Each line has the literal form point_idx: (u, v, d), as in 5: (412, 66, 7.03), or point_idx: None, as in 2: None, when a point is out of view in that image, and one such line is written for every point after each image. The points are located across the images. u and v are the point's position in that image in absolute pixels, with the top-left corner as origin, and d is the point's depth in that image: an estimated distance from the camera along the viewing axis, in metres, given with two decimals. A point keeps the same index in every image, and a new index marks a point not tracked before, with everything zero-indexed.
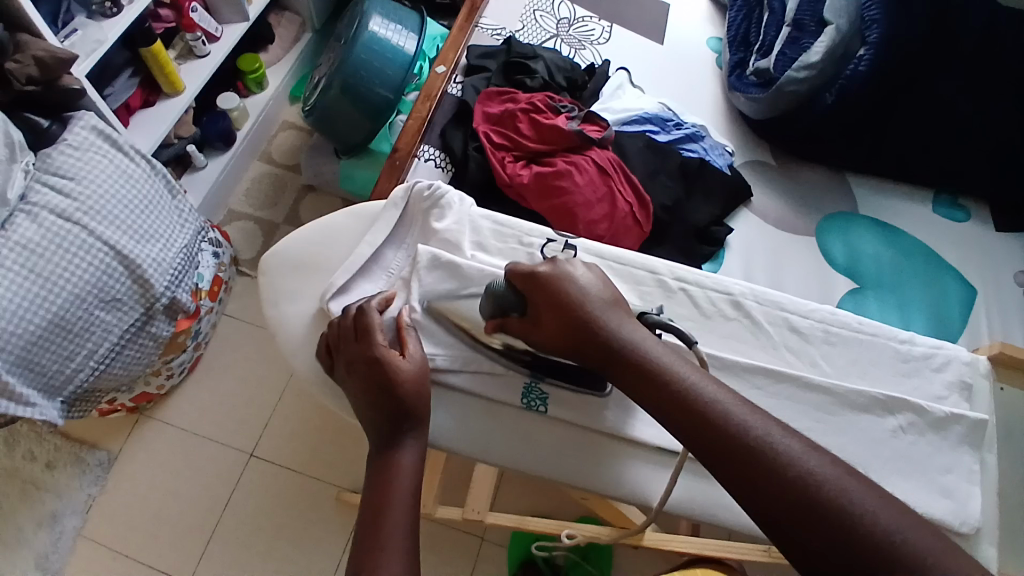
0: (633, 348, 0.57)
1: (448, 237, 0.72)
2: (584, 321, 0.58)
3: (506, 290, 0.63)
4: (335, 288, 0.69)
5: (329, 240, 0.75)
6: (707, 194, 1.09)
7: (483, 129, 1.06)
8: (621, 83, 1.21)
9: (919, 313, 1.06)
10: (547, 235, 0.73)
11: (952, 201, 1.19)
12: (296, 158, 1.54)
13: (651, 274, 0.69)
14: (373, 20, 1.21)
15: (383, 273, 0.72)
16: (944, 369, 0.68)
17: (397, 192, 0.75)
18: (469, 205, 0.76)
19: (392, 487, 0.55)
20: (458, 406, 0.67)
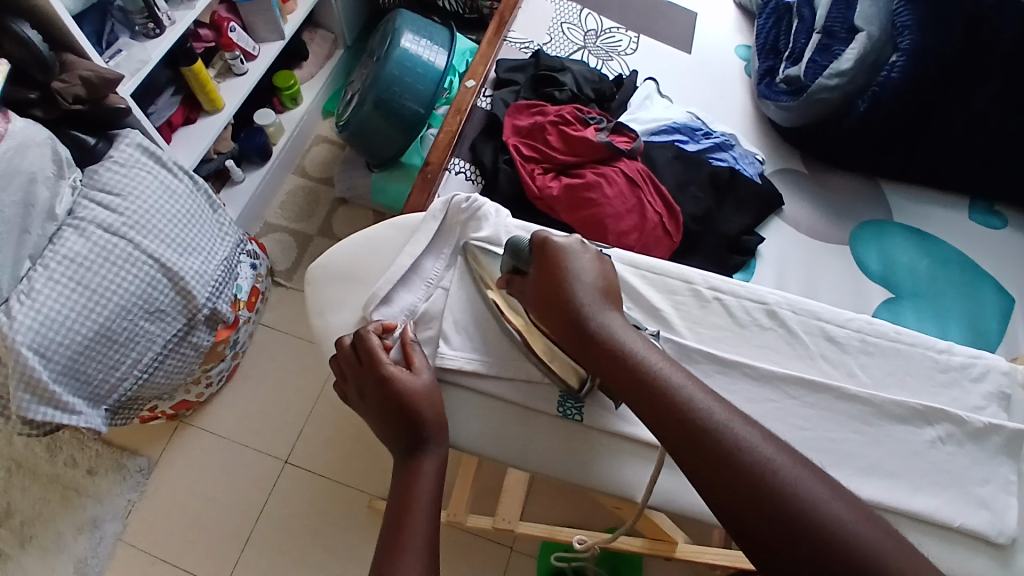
0: (605, 332, 0.59)
1: (485, 248, 0.73)
2: (571, 301, 0.61)
3: (524, 250, 0.67)
4: (379, 298, 0.71)
5: (370, 251, 0.77)
6: (735, 202, 1.09)
7: (513, 141, 1.07)
8: (649, 94, 1.22)
9: (956, 323, 1.04)
10: None
11: (988, 207, 1.17)
12: (328, 171, 1.58)
13: (685, 283, 0.70)
14: (405, 37, 1.24)
15: (422, 283, 0.73)
16: (983, 380, 0.66)
17: (436, 204, 0.76)
18: (505, 217, 0.77)
19: (416, 488, 0.57)
20: (491, 413, 0.68)
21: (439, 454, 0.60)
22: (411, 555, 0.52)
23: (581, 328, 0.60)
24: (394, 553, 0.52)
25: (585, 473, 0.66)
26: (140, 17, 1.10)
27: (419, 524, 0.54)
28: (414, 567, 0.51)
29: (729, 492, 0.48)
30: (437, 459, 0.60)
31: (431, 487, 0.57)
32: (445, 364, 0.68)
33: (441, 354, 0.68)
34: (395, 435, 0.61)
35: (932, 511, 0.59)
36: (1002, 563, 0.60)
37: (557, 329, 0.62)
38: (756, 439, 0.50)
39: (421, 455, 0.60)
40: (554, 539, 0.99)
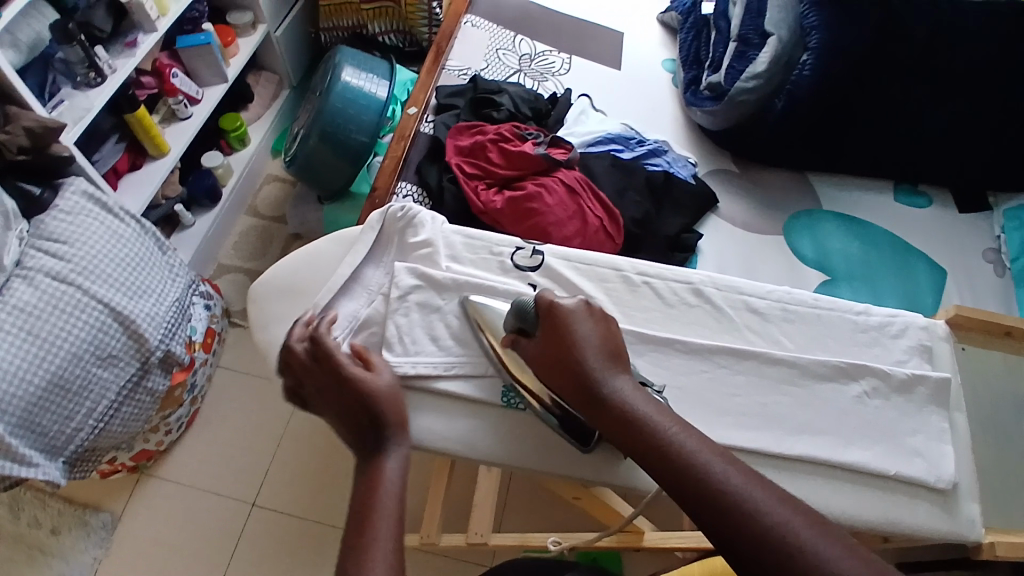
0: (619, 399, 0.56)
1: (423, 253, 0.75)
2: (579, 369, 0.59)
3: (530, 311, 0.64)
4: (319, 306, 0.72)
5: (313, 266, 0.78)
6: (673, 202, 1.14)
7: (455, 161, 1.10)
8: (584, 109, 1.28)
9: (891, 298, 1.11)
10: (515, 243, 0.76)
11: (913, 188, 1.26)
12: (280, 209, 1.59)
13: (615, 271, 0.73)
14: (345, 70, 1.28)
15: (363, 291, 0.74)
16: (903, 336, 0.71)
17: (372, 217, 0.78)
18: (441, 223, 0.78)
19: (382, 480, 0.57)
20: (439, 409, 0.68)
21: (408, 444, 0.61)
22: (378, 545, 0.51)
23: (590, 399, 0.58)
24: (360, 543, 0.51)
25: (552, 462, 0.67)
26: (81, 66, 1.11)
27: (387, 506, 0.54)
28: (381, 554, 0.50)
29: (687, 500, 0.49)
30: (406, 448, 0.61)
31: (398, 475, 0.58)
32: (393, 369, 0.68)
33: (389, 360, 0.68)
34: (359, 435, 0.62)
35: (866, 463, 0.63)
36: (942, 509, 0.63)
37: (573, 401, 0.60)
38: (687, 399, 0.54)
39: (389, 445, 0.60)
40: (528, 547, 0.99)
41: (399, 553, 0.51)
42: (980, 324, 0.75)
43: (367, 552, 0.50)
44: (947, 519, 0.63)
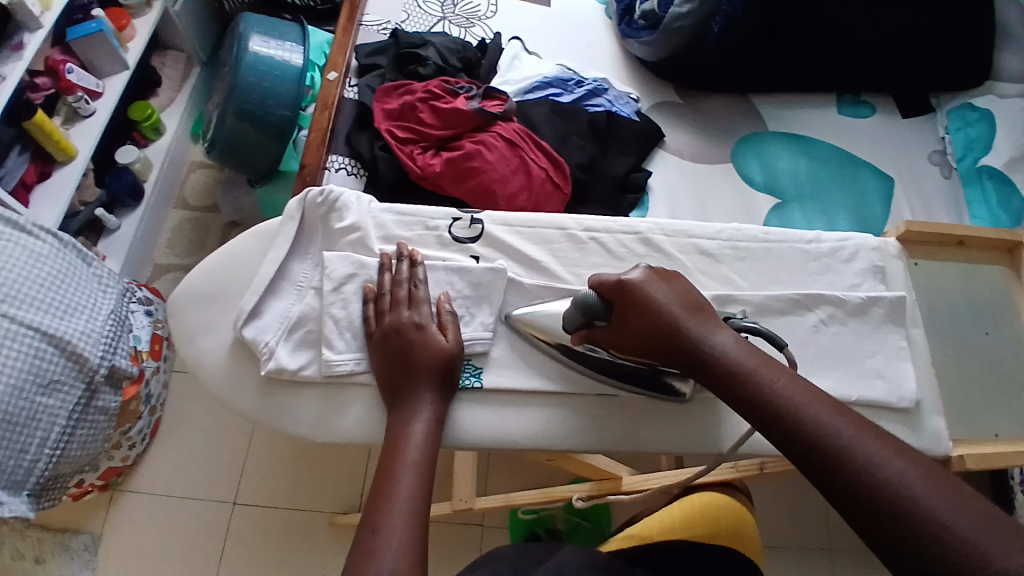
0: (722, 356, 0.54)
1: (353, 239, 0.66)
2: (674, 333, 0.55)
3: (596, 301, 0.59)
4: (245, 313, 0.63)
5: (232, 268, 0.67)
6: (619, 144, 1.11)
7: (385, 126, 1.03)
8: (516, 53, 1.20)
9: (842, 213, 1.12)
10: (451, 214, 0.70)
11: (855, 99, 1.25)
12: (210, 198, 1.50)
13: (560, 230, 0.70)
14: (253, 40, 1.18)
15: (293, 288, 0.65)
16: (855, 259, 0.70)
17: (290, 206, 0.67)
18: (368, 202, 0.69)
19: (397, 465, 0.53)
20: (473, 406, 0.63)
21: (428, 419, 0.57)
22: (393, 532, 0.47)
23: (687, 356, 0.55)
24: (374, 533, 0.47)
25: (535, 433, 0.63)
26: None
27: (405, 485, 0.51)
28: (396, 541, 0.46)
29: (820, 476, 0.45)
30: (427, 420, 0.57)
31: (420, 449, 0.55)
32: (336, 368, 0.61)
33: (329, 358, 0.61)
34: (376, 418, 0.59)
35: (830, 392, 0.63)
36: (907, 426, 0.64)
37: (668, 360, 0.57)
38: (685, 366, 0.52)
39: (410, 420, 0.57)
40: (513, 506, 0.99)
41: (418, 531, 0.48)
42: (928, 235, 0.75)
43: (385, 529, 0.47)
44: (912, 435, 0.64)
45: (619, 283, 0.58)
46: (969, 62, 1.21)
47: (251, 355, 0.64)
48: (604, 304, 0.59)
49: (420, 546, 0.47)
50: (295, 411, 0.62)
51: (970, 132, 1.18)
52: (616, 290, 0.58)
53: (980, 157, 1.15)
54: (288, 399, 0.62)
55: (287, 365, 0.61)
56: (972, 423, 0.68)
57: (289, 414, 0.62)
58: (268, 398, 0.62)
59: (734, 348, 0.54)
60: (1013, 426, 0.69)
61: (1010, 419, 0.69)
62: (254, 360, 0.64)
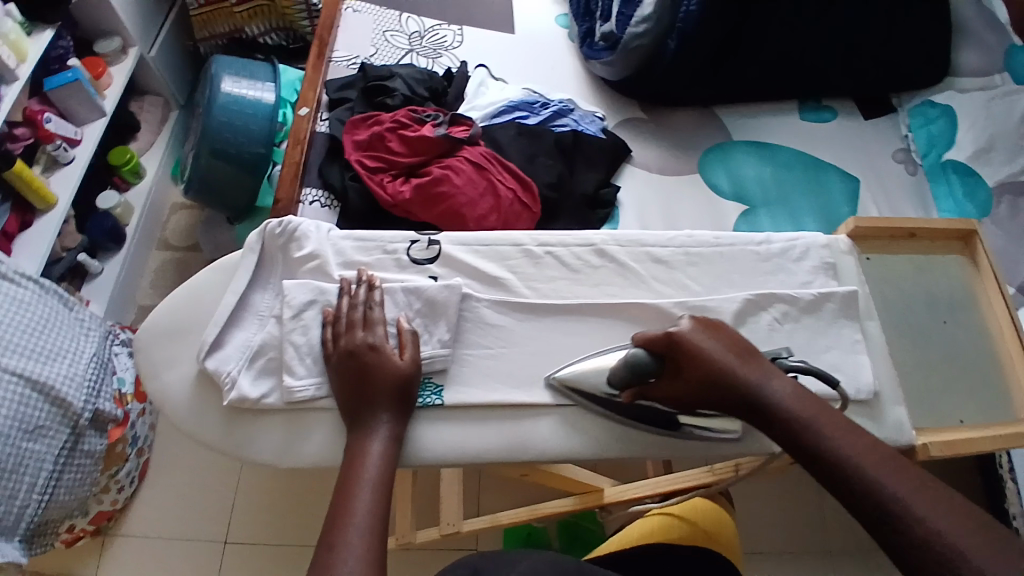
0: (774, 404, 0.55)
1: (312, 267, 0.67)
2: (728, 382, 0.57)
3: (645, 359, 0.59)
4: (206, 344, 0.64)
5: (194, 302, 0.69)
6: (586, 161, 1.13)
7: (356, 157, 1.04)
8: (482, 80, 1.24)
9: (810, 216, 1.14)
10: (409, 236, 0.71)
11: (817, 105, 1.28)
12: (192, 237, 1.52)
13: (517, 247, 0.71)
14: (225, 82, 1.21)
15: (255, 319, 0.66)
16: (806, 257, 0.72)
17: (250, 238, 0.69)
18: (327, 230, 0.71)
19: (357, 481, 0.54)
20: (438, 425, 0.63)
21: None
22: (349, 551, 0.48)
23: (737, 402, 0.56)
24: (329, 552, 0.48)
25: (608, 447, 0.64)
26: None
27: (362, 503, 0.53)
28: (351, 557, 0.48)
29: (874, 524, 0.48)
30: (385, 439, 0.58)
31: (378, 467, 0.56)
32: (297, 395, 0.62)
33: (290, 384, 0.61)
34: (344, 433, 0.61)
35: None
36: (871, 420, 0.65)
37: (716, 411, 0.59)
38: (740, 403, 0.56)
39: (368, 439, 0.58)
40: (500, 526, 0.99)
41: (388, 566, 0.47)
42: (879, 230, 0.77)
43: (341, 545, 0.49)
44: (876, 428, 0.65)
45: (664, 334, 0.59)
46: (924, 64, 1.25)
47: (214, 387, 0.65)
48: (652, 359, 0.59)
49: (375, 562, 0.48)
50: (257, 439, 0.62)
51: (932, 129, 1.22)
52: (662, 342, 0.59)
53: (944, 152, 1.19)
54: (252, 427, 0.63)
55: (249, 394, 0.62)
56: (936, 413, 0.69)
57: (252, 442, 0.62)
58: (232, 428, 0.63)
59: (783, 393, 0.56)
60: (976, 412, 0.70)
61: (972, 405, 0.70)
62: (217, 392, 0.65)
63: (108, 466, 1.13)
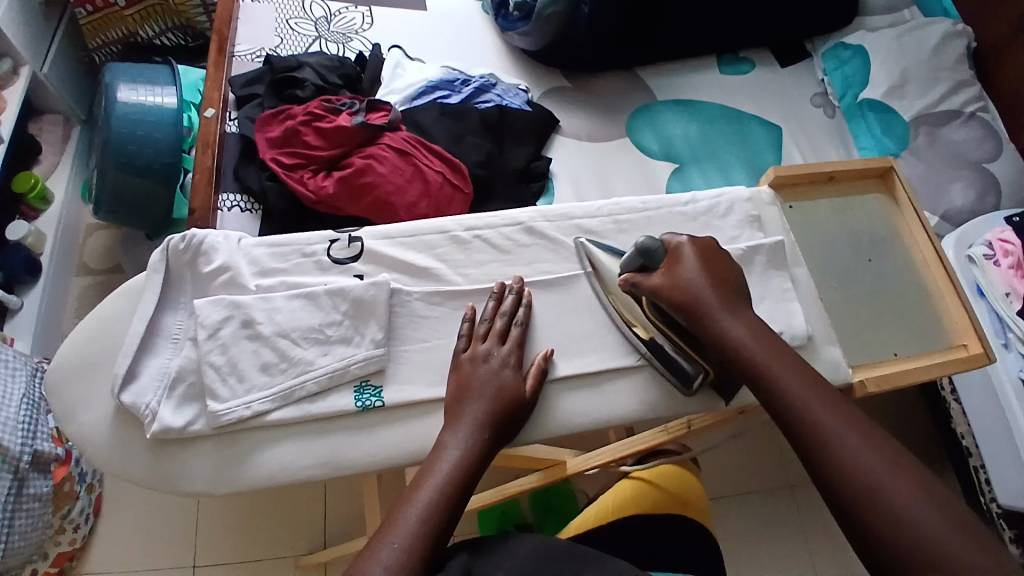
0: (733, 338, 0.59)
1: (224, 280, 0.64)
2: (701, 304, 0.60)
3: (657, 250, 0.63)
4: (119, 378, 0.60)
5: (104, 333, 0.64)
6: (514, 136, 1.11)
7: (270, 155, 0.99)
8: (398, 61, 1.19)
9: (737, 169, 1.16)
10: (328, 237, 0.69)
11: (734, 57, 1.29)
12: (113, 258, 1.43)
13: (443, 234, 0.71)
14: (120, 90, 1.13)
15: (169, 343, 0.62)
16: (731, 212, 0.74)
17: (152, 258, 0.64)
18: (237, 240, 0.67)
19: (423, 478, 0.55)
20: (378, 426, 0.62)
21: (470, 425, 0.58)
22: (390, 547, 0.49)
23: (701, 331, 0.60)
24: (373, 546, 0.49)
25: (593, 410, 0.67)
26: None
27: (420, 503, 0.53)
28: (390, 550, 0.49)
29: (804, 450, 0.52)
30: (457, 449, 0.57)
31: (446, 470, 0.55)
32: (224, 419, 0.59)
33: (213, 409, 0.59)
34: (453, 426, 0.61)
35: None
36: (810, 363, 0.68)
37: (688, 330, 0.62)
38: (708, 332, 0.60)
39: (443, 443, 0.58)
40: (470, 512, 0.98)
41: (430, 529, 0.51)
42: (798, 177, 0.79)
43: (384, 542, 0.49)
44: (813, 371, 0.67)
45: (677, 243, 0.64)
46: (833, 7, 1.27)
47: (138, 420, 0.61)
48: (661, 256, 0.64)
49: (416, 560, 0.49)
50: (192, 467, 0.60)
51: (847, 70, 1.23)
52: (674, 250, 0.64)
53: (859, 92, 1.20)
54: (183, 455, 0.60)
55: (173, 424, 0.59)
56: (869, 348, 0.72)
57: (186, 470, 0.59)
58: (161, 460, 0.60)
59: (741, 331, 0.59)
60: (910, 342, 0.73)
61: (906, 337, 0.74)
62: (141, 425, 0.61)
63: (60, 505, 1.07)
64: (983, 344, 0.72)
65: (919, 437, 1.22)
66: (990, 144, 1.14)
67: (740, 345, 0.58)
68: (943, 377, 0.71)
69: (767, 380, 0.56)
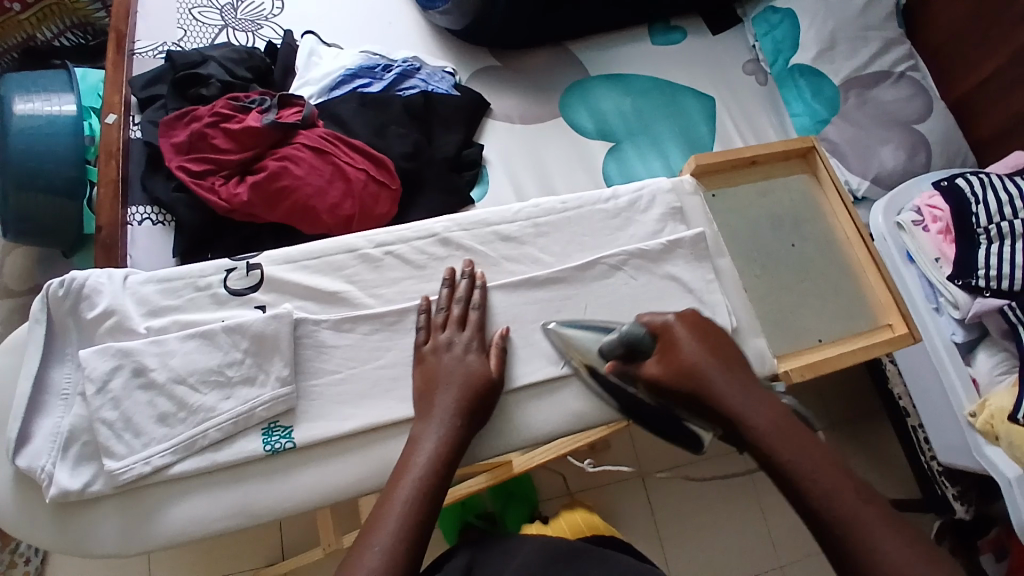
0: (738, 410, 0.53)
1: (110, 325, 0.64)
2: (703, 375, 0.56)
3: (646, 338, 0.62)
4: (9, 445, 0.60)
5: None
6: (444, 123, 1.07)
7: (176, 163, 0.92)
8: (312, 48, 1.11)
9: (674, 144, 1.14)
10: (225, 266, 0.69)
11: (666, 25, 1.26)
12: (33, 278, 1.29)
13: (351, 253, 0.71)
14: (14, 101, 1.03)
15: (58, 400, 0.63)
16: (653, 206, 0.77)
17: (31, 309, 0.64)
18: (123, 279, 0.67)
19: (411, 459, 0.56)
20: (287, 467, 0.63)
21: (443, 416, 0.59)
22: (382, 534, 0.50)
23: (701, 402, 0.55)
24: (368, 531, 0.50)
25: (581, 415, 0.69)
26: None
27: (409, 488, 0.54)
28: (383, 538, 0.49)
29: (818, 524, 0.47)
30: (440, 432, 0.58)
31: (429, 459, 0.56)
32: (123, 477, 0.60)
33: (110, 469, 0.59)
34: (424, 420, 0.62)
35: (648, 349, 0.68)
36: None
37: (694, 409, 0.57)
38: (711, 393, 0.55)
39: (426, 431, 0.59)
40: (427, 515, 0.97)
41: (414, 525, 0.51)
42: (719, 164, 0.80)
43: (377, 530, 0.50)
44: None
45: (665, 320, 0.63)
46: None
47: (35, 488, 0.62)
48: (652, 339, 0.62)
49: (406, 551, 0.49)
50: (98, 529, 0.60)
51: (777, 34, 1.20)
52: (666, 329, 0.61)
53: (790, 57, 1.18)
54: (87, 517, 0.61)
55: (70, 487, 0.59)
56: (795, 333, 0.74)
57: (93, 533, 0.60)
58: (64, 526, 0.61)
59: (744, 400, 0.54)
60: (836, 325, 0.75)
61: (832, 320, 0.75)
62: (40, 492, 0.62)
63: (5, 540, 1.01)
64: (907, 324, 0.74)
65: (862, 395, 1.26)
66: (920, 102, 1.13)
67: (745, 415, 0.53)
68: (866, 356, 0.73)
69: (770, 448, 0.51)
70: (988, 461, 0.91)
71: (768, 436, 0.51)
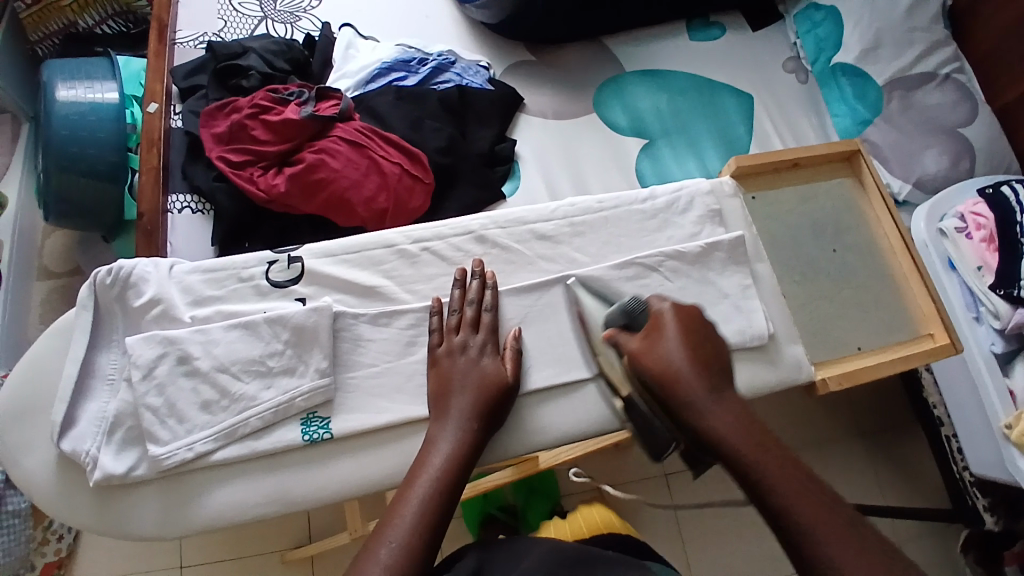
0: (713, 418, 0.51)
1: (155, 314, 0.66)
2: (677, 377, 0.53)
3: (639, 312, 0.61)
4: (56, 427, 0.62)
5: (44, 374, 0.67)
6: (478, 119, 1.07)
7: (217, 153, 0.94)
8: (350, 41, 1.12)
9: (710, 143, 1.13)
10: (265, 258, 0.70)
11: (705, 21, 1.24)
12: (74, 260, 1.32)
13: (388, 248, 0.72)
14: (59, 88, 1.06)
15: (105, 384, 0.65)
16: (691, 208, 0.76)
17: (80, 295, 0.66)
18: (167, 268, 0.69)
19: (426, 459, 0.57)
20: (322, 457, 0.65)
21: (459, 417, 0.60)
22: (394, 531, 0.50)
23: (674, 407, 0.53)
24: (385, 523, 0.51)
25: (579, 425, 0.68)
26: None
27: (418, 489, 0.54)
28: (399, 536, 0.50)
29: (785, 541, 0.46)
30: (454, 437, 0.59)
31: (444, 460, 0.57)
32: (164, 462, 0.61)
33: (153, 453, 0.61)
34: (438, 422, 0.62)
35: None
36: (771, 362, 0.70)
37: (662, 408, 0.55)
38: (683, 398, 0.52)
39: (440, 435, 0.59)
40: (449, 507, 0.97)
41: (427, 521, 0.52)
42: (759, 167, 0.78)
43: (391, 525, 0.51)
44: (773, 370, 0.70)
45: (659, 308, 0.59)
46: None
47: (78, 469, 0.64)
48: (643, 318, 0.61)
49: (416, 550, 0.49)
50: (138, 511, 0.63)
51: (819, 32, 1.17)
52: (654, 319, 0.58)
53: (832, 55, 1.15)
54: (127, 499, 0.63)
55: (114, 470, 0.61)
56: (832, 342, 0.73)
57: (133, 515, 0.63)
58: (106, 506, 0.63)
59: (718, 408, 0.51)
60: (873, 336, 0.74)
61: (871, 330, 0.74)
62: (82, 473, 0.64)
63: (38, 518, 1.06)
64: (948, 334, 0.72)
65: (894, 404, 1.23)
66: (967, 106, 1.10)
67: (718, 427, 0.51)
68: (905, 368, 0.72)
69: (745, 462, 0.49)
70: (1022, 474, 0.88)
71: (742, 451, 0.49)
